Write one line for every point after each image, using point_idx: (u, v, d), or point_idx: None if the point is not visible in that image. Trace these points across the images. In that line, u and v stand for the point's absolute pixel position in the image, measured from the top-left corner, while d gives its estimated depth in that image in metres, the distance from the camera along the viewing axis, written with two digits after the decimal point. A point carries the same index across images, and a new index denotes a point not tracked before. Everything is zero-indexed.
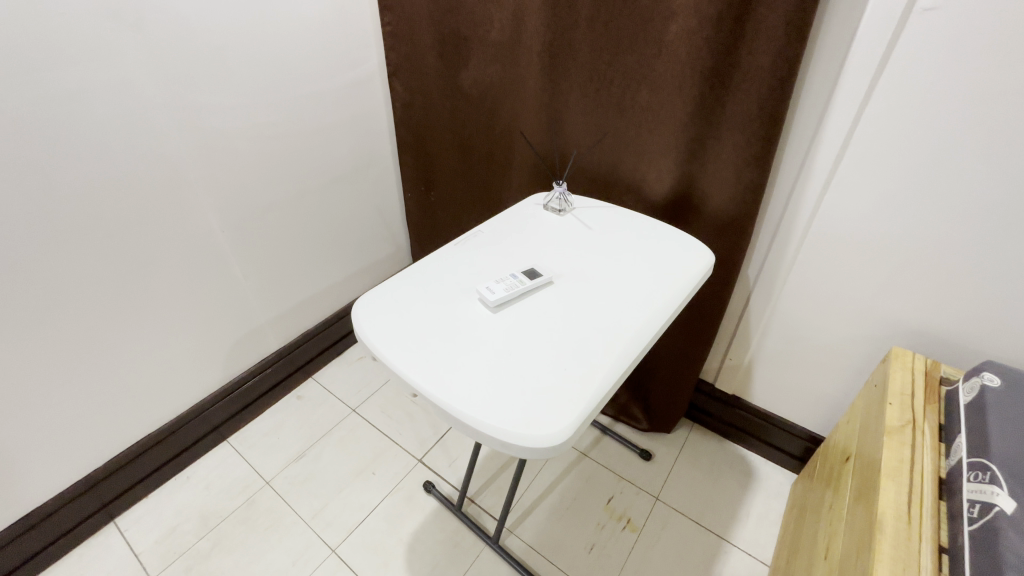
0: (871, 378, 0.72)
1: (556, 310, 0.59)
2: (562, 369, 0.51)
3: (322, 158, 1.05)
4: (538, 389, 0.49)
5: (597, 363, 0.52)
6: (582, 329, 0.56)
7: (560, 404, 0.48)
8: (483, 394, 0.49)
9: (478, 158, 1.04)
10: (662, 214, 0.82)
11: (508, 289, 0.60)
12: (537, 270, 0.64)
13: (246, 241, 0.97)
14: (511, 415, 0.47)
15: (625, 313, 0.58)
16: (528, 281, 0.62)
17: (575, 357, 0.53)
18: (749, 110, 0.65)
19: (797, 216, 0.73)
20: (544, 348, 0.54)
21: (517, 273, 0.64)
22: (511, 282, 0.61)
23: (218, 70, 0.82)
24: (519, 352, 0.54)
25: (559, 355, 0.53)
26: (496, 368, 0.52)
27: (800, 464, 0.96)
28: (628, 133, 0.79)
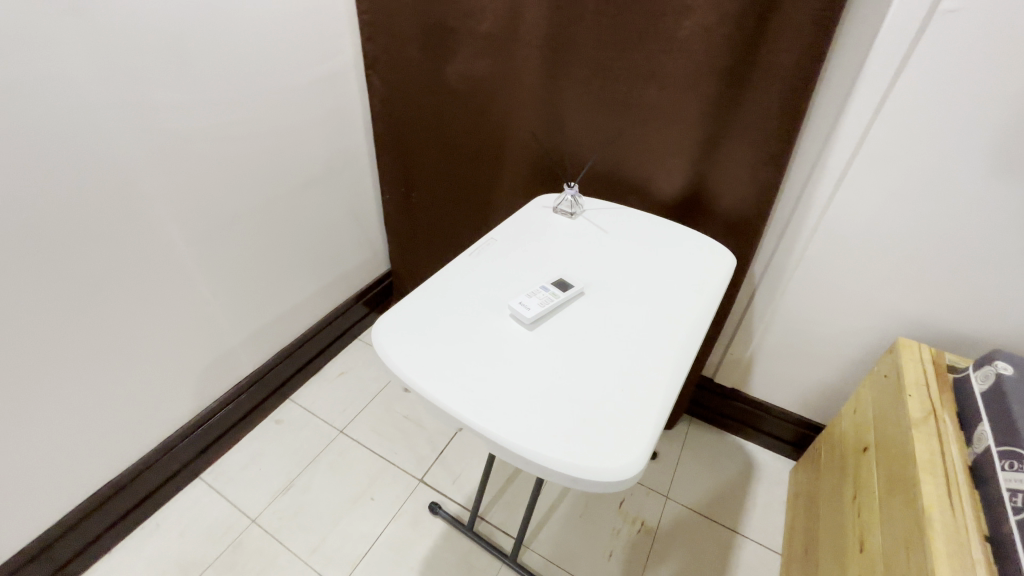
0: (876, 368, 0.75)
1: (595, 323, 0.56)
2: (618, 389, 0.48)
3: (292, 161, 0.95)
4: (599, 416, 0.46)
5: (650, 381, 0.49)
6: (627, 344, 0.53)
7: (625, 430, 0.45)
8: (542, 424, 0.45)
9: (465, 157, 0.98)
10: (670, 214, 0.80)
11: (543, 305, 0.56)
12: (566, 280, 0.60)
13: (215, 256, 0.86)
14: (577, 447, 0.44)
15: (665, 325, 0.56)
16: (561, 294, 0.58)
17: (627, 376, 0.50)
18: (768, 109, 0.64)
19: (807, 215, 0.73)
20: (592, 367, 0.51)
21: (546, 284, 0.60)
22: (543, 295, 0.57)
23: (175, 62, 0.71)
24: (568, 373, 0.50)
25: (610, 374, 0.50)
26: (547, 392, 0.48)
27: (795, 450, 1.00)
28: (635, 131, 0.76)
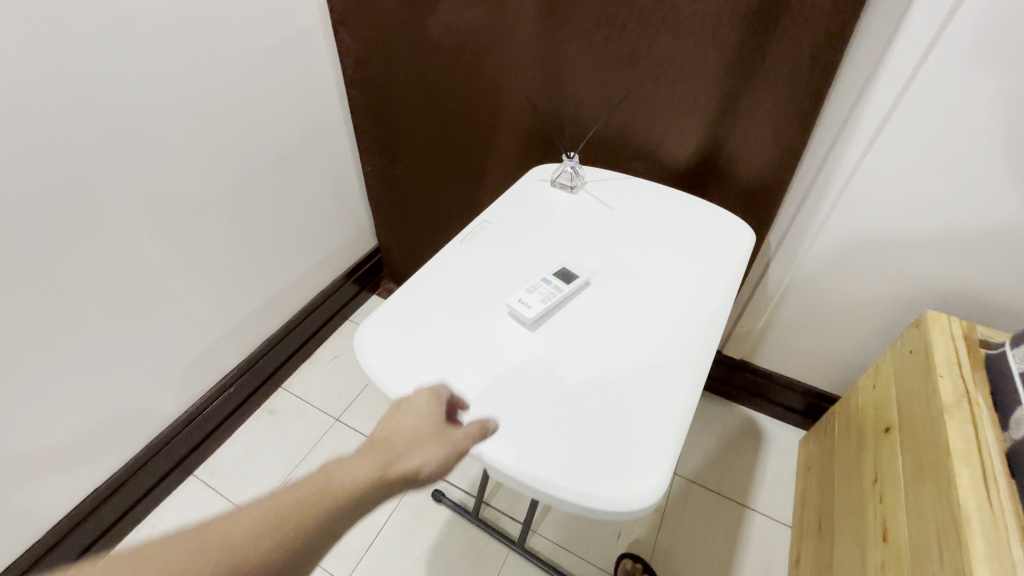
0: (900, 341, 0.71)
1: (602, 317, 0.50)
2: (632, 398, 0.43)
3: (261, 135, 0.85)
4: (606, 432, 0.41)
5: (667, 386, 0.44)
6: (639, 346, 0.48)
7: (630, 450, 0.40)
8: (537, 445, 0.41)
9: (454, 122, 0.89)
10: (681, 181, 0.74)
11: (545, 301, 0.50)
12: (569, 269, 0.54)
13: (185, 247, 0.79)
14: (576, 471, 0.39)
15: (681, 319, 0.50)
16: (566, 287, 0.52)
17: (639, 383, 0.45)
18: (797, 60, 0.56)
19: (832, 181, 0.66)
20: (600, 374, 0.45)
21: (548, 275, 0.54)
22: (545, 290, 0.51)
23: (111, 28, 0.61)
24: (575, 381, 0.45)
25: (624, 380, 0.45)
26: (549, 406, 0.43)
27: (804, 419, 0.97)
28: (643, 89, 0.68)
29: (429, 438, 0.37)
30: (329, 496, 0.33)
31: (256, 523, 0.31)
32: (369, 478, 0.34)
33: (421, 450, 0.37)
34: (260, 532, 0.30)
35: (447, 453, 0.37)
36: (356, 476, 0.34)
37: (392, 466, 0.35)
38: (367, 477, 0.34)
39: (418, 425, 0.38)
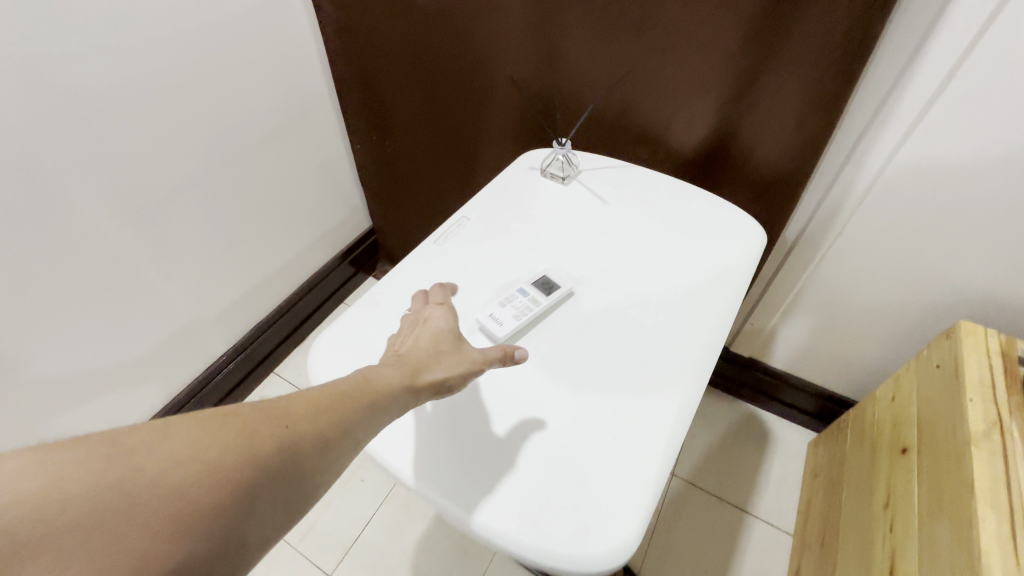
0: (926, 352, 0.63)
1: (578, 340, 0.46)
2: (599, 439, 0.41)
3: (236, 113, 0.80)
4: (549, 481, 0.39)
5: (638, 425, 0.41)
6: (614, 382, 0.44)
7: (594, 500, 0.38)
8: (484, 492, 0.39)
9: (443, 98, 0.82)
10: (689, 168, 0.66)
11: (519, 317, 0.46)
12: (550, 278, 0.50)
13: (159, 235, 0.75)
14: (533, 524, 0.37)
15: (666, 349, 0.45)
16: (543, 299, 0.47)
17: (603, 428, 0.41)
18: (828, 35, 0.47)
19: (860, 174, 0.57)
20: (565, 417, 0.42)
21: (526, 284, 0.49)
22: (519, 303, 0.47)
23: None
24: (539, 418, 0.42)
25: (591, 416, 0.42)
26: (497, 447, 0.41)
27: (814, 420, 0.91)
28: (647, 65, 0.59)
29: (449, 354, 0.41)
30: (378, 385, 0.36)
31: (320, 400, 0.33)
32: (408, 377, 0.38)
33: (450, 357, 0.41)
34: (324, 408, 0.33)
35: (476, 361, 0.42)
36: (397, 373, 0.38)
37: (427, 368, 0.39)
38: (406, 376, 0.38)
39: (446, 338, 0.43)
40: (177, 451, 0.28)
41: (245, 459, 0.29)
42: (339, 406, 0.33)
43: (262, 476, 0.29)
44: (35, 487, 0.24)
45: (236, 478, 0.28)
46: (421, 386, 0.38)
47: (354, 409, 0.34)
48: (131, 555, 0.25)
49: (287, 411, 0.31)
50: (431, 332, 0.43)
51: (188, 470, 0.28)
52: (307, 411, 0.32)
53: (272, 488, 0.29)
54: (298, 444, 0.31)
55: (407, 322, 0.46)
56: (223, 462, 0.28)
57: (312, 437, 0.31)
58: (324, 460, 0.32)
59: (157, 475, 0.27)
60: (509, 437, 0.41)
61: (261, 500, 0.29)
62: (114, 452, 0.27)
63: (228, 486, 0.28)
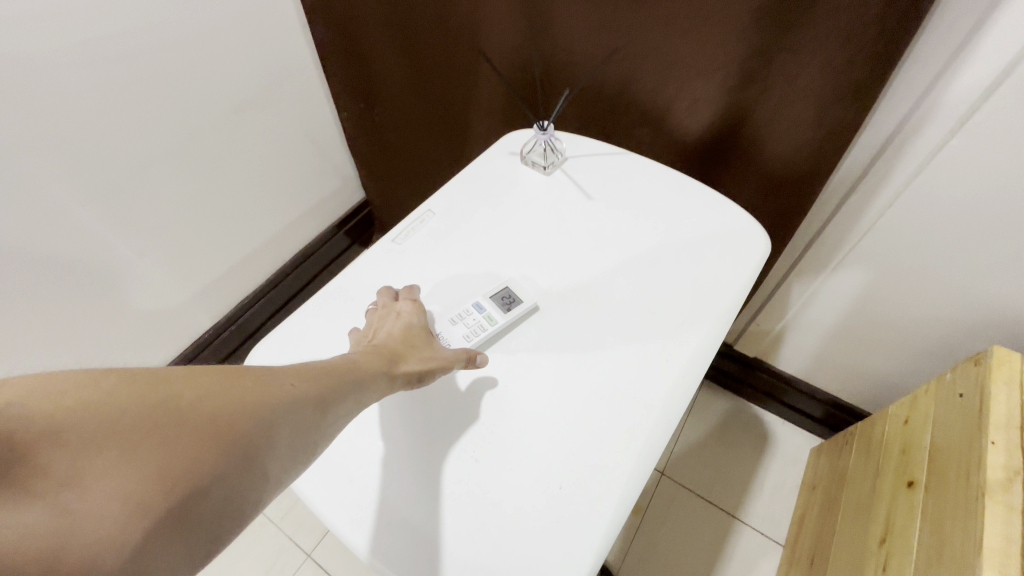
0: (950, 376, 0.56)
1: (535, 367, 0.43)
2: (544, 487, 0.38)
3: (206, 80, 0.74)
4: (483, 532, 0.37)
5: (589, 475, 0.38)
6: (565, 416, 0.40)
7: (529, 556, 0.35)
8: (418, 538, 0.37)
9: (428, 66, 0.74)
10: (694, 156, 0.59)
11: (468, 338, 0.43)
12: (513, 291, 0.46)
13: (129, 211, 0.72)
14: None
15: (627, 385, 0.41)
16: (500, 317, 0.44)
17: (543, 479, 0.38)
18: (862, 7, 0.39)
19: (892, 173, 0.49)
20: (507, 455, 0.39)
21: (485, 296, 0.46)
22: (473, 321, 0.44)
23: None
24: (483, 458, 0.40)
25: (538, 459, 0.39)
26: (429, 484, 0.39)
27: (820, 427, 0.85)
28: (647, 37, 0.51)
29: (421, 347, 0.40)
30: (362, 366, 0.35)
31: (319, 365, 0.32)
32: (387, 364, 0.37)
33: (425, 349, 0.40)
34: (324, 371, 0.32)
35: (450, 355, 0.41)
36: (375, 361, 0.36)
37: (403, 358, 0.38)
38: (385, 363, 0.37)
39: (420, 331, 0.41)
40: (207, 379, 0.26)
41: (269, 396, 0.28)
42: (337, 373, 0.33)
43: (282, 416, 0.28)
44: (77, 401, 0.23)
45: (266, 408, 0.27)
46: (398, 376, 0.37)
47: (353, 376, 0.33)
48: (180, 466, 0.24)
49: (298, 368, 0.31)
50: (406, 322, 0.42)
51: (221, 395, 0.26)
52: (312, 370, 0.31)
53: (289, 429, 0.28)
54: (309, 396, 0.30)
55: (377, 312, 0.43)
56: (252, 392, 0.27)
57: (320, 390, 0.31)
58: (332, 411, 0.31)
59: (193, 398, 0.26)
60: (447, 476, 0.39)
61: (280, 438, 0.27)
62: (145, 377, 0.25)
63: (258, 416, 0.27)
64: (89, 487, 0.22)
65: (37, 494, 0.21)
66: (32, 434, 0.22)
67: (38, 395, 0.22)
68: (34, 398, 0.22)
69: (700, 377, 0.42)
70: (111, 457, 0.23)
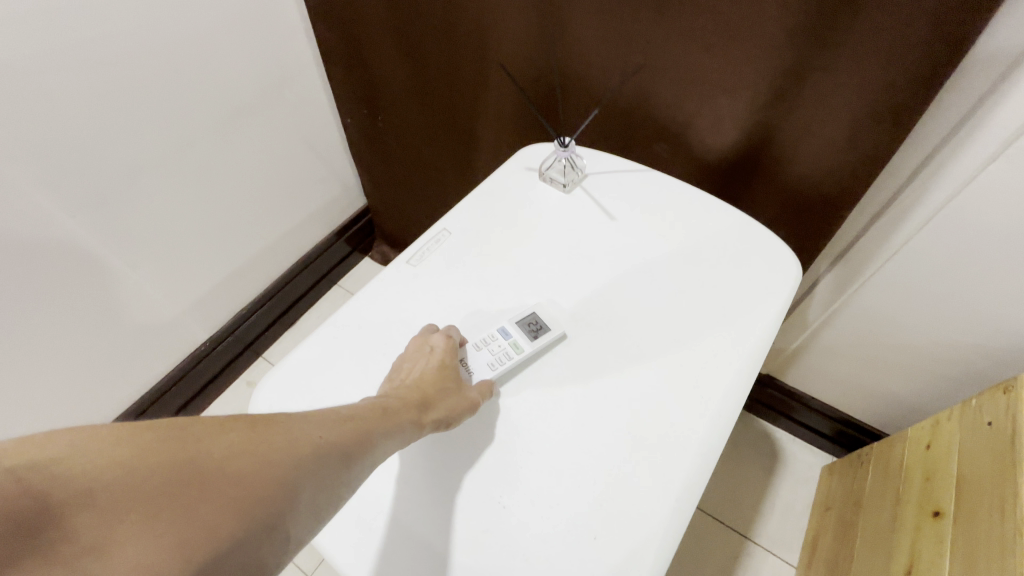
0: (976, 402, 0.55)
1: (557, 400, 0.41)
2: (573, 532, 0.36)
3: (203, 85, 0.71)
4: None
5: (621, 519, 0.36)
6: (593, 455, 0.38)
7: None
8: None
9: (434, 71, 0.71)
10: (714, 175, 0.57)
11: (493, 365, 0.41)
12: (540, 317, 0.44)
13: (122, 223, 0.69)
14: None
15: (663, 423, 0.39)
16: (527, 345, 0.42)
17: (573, 524, 0.36)
18: (906, 28, 0.37)
19: (924, 197, 0.48)
20: (532, 499, 0.37)
21: (511, 321, 0.44)
22: (498, 347, 0.42)
23: None
24: (507, 499, 0.37)
25: (564, 501, 0.37)
26: (449, 526, 0.37)
27: (831, 444, 0.84)
28: (670, 51, 0.49)
29: (453, 390, 0.38)
30: (390, 415, 0.33)
31: (346, 412, 0.31)
32: (415, 411, 0.35)
33: (454, 392, 0.38)
34: (350, 420, 0.31)
35: (477, 397, 0.39)
36: (404, 408, 0.35)
37: (432, 404, 0.36)
38: (413, 411, 0.35)
39: (453, 371, 0.39)
40: (240, 437, 0.26)
41: (297, 454, 0.27)
42: (364, 421, 0.32)
43: (306, 475, 0.27)
44: (112, 458, 0.23)
45: (293, 468, 0.26)
46: (425, 424, 0.35)
47: (381, 425, 0.32)
48: (203, 534, 0.23)
49: (324, 418, 0.30)
50: (440, 360, 0.40)
51: (249, 455, 0.26)
52: (336, 420, 0.30)
53: (312, 488, 0.27)
54: (336, 449, 0.29)
55: (413, 342, 0.41)
56: (281, 450, 0.26)
57: (348, 442, 0.30)
58: (357, 462, 0.30)
59: (221, 459, 0.25)
60: (471, 522, 0.37)
61: (303, 501, 0.26)
62: (183, 433, 0.25)
63: (283, 477, 0.26)
64: (117, 553, 0.21)
65: (66, 560, 0.20)
66: (68, 496, 0.21)
67: (76, 452, 0.22)
68: (75, 458, 0.22)
69: (737, 413, 0.40)
70: (139, 521, 0.22)
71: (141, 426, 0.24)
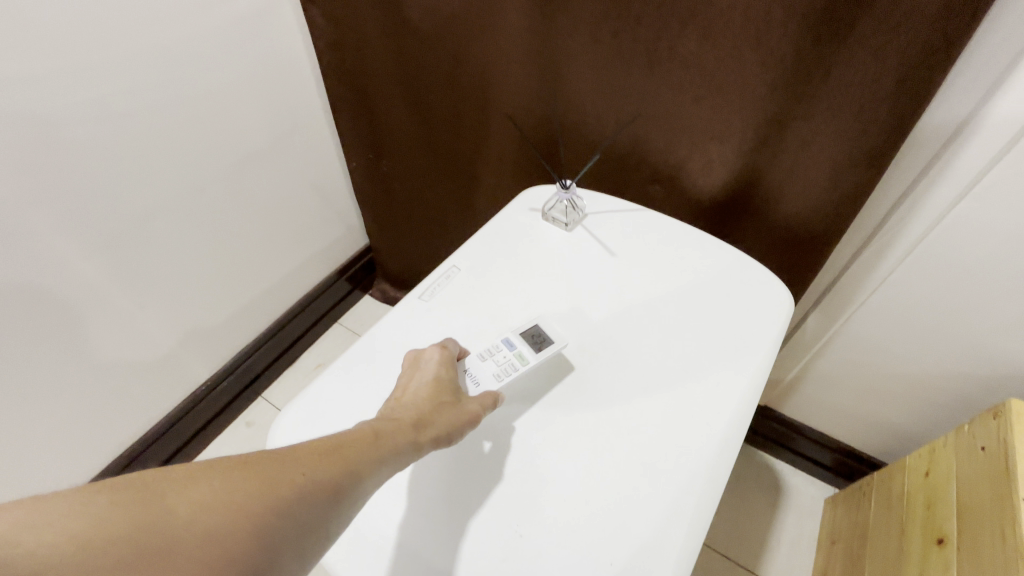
0: (969, 428, 0.57)
1: (567, 431, 0.42)
2: (589, 563, 0.36)
3: (218, 134, 0.75)
4: None
5: (636, 547, 0.36)
6: (606, 484, 0.39)
7: None
8: None
9: (439, 119, 0.75)
10: (708, 214, 0.61)
11: (498, 377, 0.43)
12: (542, 330, 0.45)
13: (133, 265, 0.71)
14: None
15: (672, 450, 0.40)
16: (531, 357, 0.43)
17: (589, 554, 0.36)
18: (875, 82, 0.41)
19: (904, 232, 0.51)
20: (548, 530, 0.38)
21: (514, 333, 0.45)
22: (503, 359, 0.43)
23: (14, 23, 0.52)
24: (524, 530, 0.38)
25: (580, 531, 0.37)
26: (466, 560, 0.37)
27: (833, 476, 0.84)
28: (662, 102, 0.53)
29: (449, 404, 0.38)
30: (383, 439, 0.33)
31: (332, 442, 0.31)
32: (412, 431, 0.35)
33: (451, 405, 0.39)
34: (338, 449, 0.31)
35: (478, 409, 0.39)
36: (399, 429, 0.35)
37: (429, 422, 0.36)
38: (410, 431, 0.35)
39: (448, 386, 0.40)
40: (209, 493, 0.27)
41: (262, 497, 0.28)
42: (351, 450, 0.31)
43: (285, 522, 0.28)
44: (70, 531, 0.24)
45: (260, 512, 0.27)
46: (424, 443, 0.35)
47: (372, 450, 0.32)
48: None
49: (300, 454, 0.30)
50: (433, 376, 0.41)
51: (209, 503, 0.27)
52: (316, 453, 0.30)
53: (294, 531, 0.28)
54: (318, 489, 0.29)
55: (406, 361, 0.43)
56: (242, 493, 0.27)
57: (330, 478, 0.30)
58: (345, 494, 0.30)
59: (178, 513, 0.26)
60: (489, 553, 0.37)
61: (281, 547, 0.27)
62: (149, 497, 0.27)
63: (247, 522, 0.27)
64: None
65: None
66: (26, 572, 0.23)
67: (35, 526, 0.24)
68: (35, 534, 0.24)
69: (741, 439, 0.41)
70: None
71: (99, 491, 0.26)
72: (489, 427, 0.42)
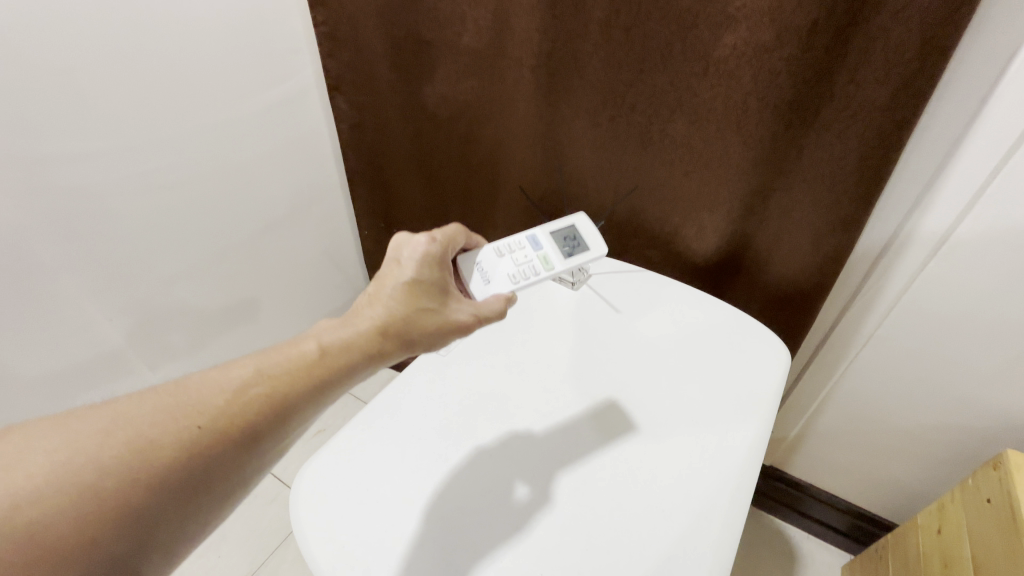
0: (971, 481, 0.58)
1: (585, 483, 0.43)
2: None
3: (244, 205, 0.80)
4: None
5: None
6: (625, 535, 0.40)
7: None
8: None
9: (450, 192, 0.82)
10: (703, 274, 0.65)
11: (519, 273, 0.47)
12: (563, 239, 0.51)
13: (151, 327, 0.73)
14: None
15: (685, 498, 0.41)
16: (552, 260, 0.49)
17: None
18: (842, 160, 0.48)
19: (884, 291, 0.56)
20: None
21: (538, 239, 0.50)
22: (525, 259, 0.48)
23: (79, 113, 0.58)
24: None
25: None
26: None
27: (847, 541, 0.83)
28: (657, 176, 0.60)
29: (420, 317, 0.41)
30: (330, 364, 0.38)
31: (245, 388, 0.35)
32: (374, 350, 0.39)
33: (427, 314, 0.41)
34: (260, 392, 0.35)
35: (462, 317, 0.42)
36: (360, 347, 0.39)
37: (394, 338, 0.40)
38: (371, 352, 0.39)
39: (427, 292, 0.41)
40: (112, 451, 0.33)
41: (149, 462, 0.33)
42: (280, 384, 0.36)
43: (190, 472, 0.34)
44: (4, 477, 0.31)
45: (144, 479, 0.33)
46: (388, 359, 0.40)
47: (310, 376, 0.37)
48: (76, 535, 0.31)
49: (202, 406, 0.34)
50: (411, 277, 0.41)
51: (109, 458, 0.32)
52: (224, 400, 0.35)
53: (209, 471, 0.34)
54: (218, 437, 0.34)
55: (391, 251, 0.43)
56: (131, 458, 0.33)
57: (251, 417, 0.35)
58: (257, 443, 0.35)
59: (38, 487, 0.31)
60: None
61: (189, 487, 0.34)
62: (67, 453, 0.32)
63: (146, 474, 0.33)
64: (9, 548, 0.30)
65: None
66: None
67: None
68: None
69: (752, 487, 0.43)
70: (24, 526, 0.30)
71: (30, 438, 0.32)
72: (508, 479, 0.43)
